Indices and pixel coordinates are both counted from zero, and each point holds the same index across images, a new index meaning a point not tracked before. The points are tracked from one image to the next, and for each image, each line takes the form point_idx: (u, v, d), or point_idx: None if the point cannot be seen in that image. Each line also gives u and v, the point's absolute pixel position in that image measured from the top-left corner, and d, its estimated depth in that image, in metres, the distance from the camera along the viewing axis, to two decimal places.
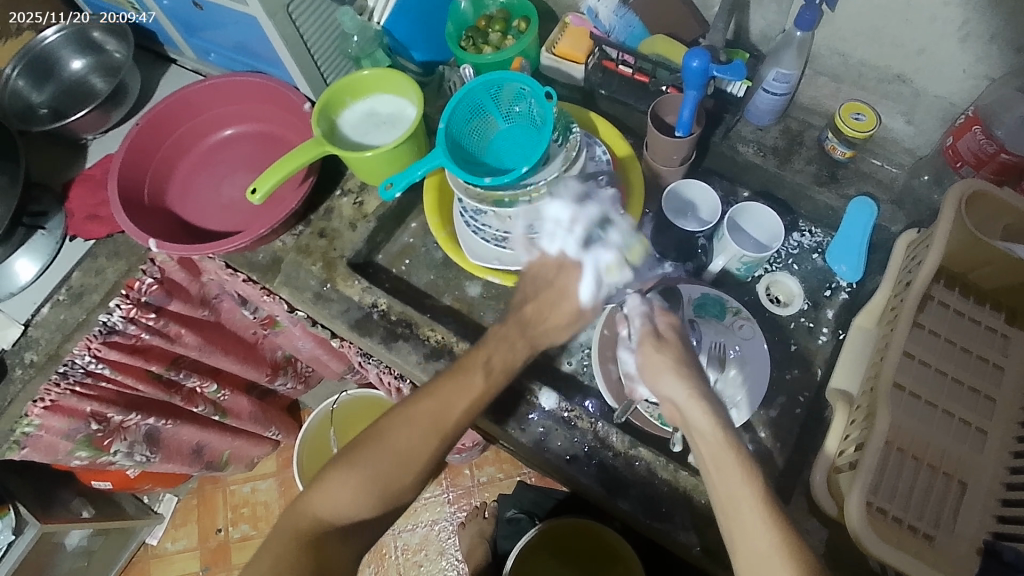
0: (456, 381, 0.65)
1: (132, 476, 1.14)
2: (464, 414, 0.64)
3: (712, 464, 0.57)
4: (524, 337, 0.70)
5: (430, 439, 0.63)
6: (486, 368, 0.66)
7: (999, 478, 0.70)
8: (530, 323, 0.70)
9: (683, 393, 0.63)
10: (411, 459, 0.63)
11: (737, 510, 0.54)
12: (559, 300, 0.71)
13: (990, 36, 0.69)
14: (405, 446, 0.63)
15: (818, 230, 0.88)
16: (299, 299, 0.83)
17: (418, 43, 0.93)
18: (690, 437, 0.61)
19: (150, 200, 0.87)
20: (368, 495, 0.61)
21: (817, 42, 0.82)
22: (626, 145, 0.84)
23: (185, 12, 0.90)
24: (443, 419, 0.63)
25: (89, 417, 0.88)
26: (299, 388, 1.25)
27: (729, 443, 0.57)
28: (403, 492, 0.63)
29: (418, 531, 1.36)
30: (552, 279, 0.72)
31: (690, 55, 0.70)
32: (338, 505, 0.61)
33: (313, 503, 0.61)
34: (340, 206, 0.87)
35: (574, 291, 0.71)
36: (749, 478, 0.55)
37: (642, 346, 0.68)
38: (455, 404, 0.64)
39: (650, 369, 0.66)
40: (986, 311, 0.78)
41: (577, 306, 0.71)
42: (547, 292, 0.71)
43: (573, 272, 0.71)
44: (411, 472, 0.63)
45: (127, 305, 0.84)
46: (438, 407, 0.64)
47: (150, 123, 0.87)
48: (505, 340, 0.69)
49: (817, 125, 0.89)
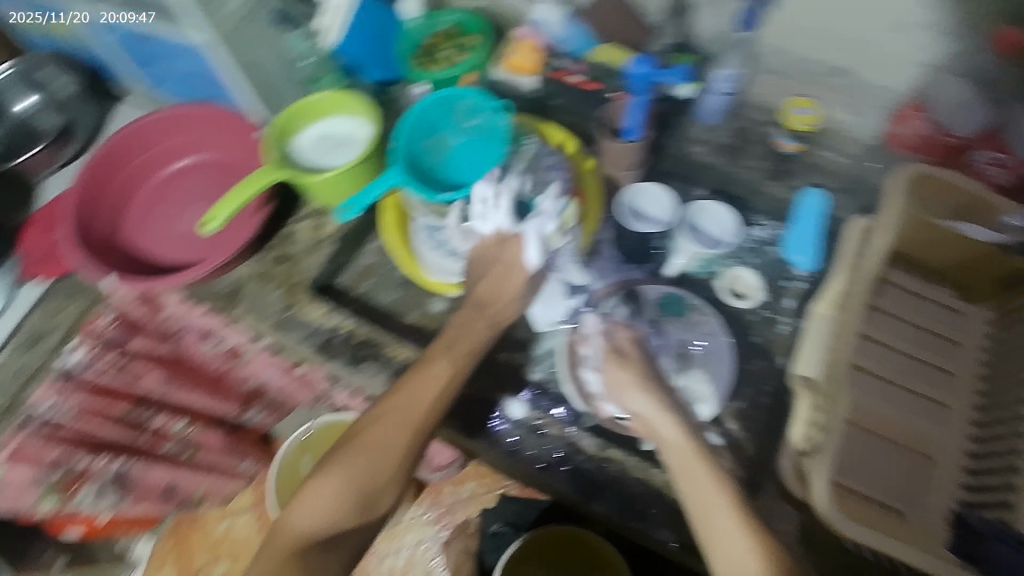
0: (419, 374, 0.66)
1: (103, 521, 1.11)
2: (431, 406, 0.65)
3: (682, 472, 0.62)
4: (484, 318, 0.71)
5: (402, 434, 0.65)
6: (449, 352, 0.68)
7: (963, 449, 0.73)
8: (484, 304, 0.72)
9: (653, 409, 0.65)
10: (383, 461, 0.64)
11: (711, 517, 0.59)
12: (507, 273, 0.71)
13: (931, 24, 0.73)
14: (378, 445, 0.64)
15: (768, 223, 0.87)
16: (261, 326, 0.82)
17: (370, 62, 0.89)
18: (659, 446, 0.64)
19: (105, 238, 0.86)
20: (348, 499, 0.63)
21: (762, 40, 0.84)
22: (579, 145, 0.84)
23: (127, 46, 0.87)
24: (413, 413, 0.65)
25: (52, 464, 0.88)
26: (270, 419, 1.20)
27: (697, 452, 0.62)
28: (382, 492, 0.65)
29: (403, 552, 1.35)
30: (498, 255, 0.72)
31: (637, 64, 0.77)
32: (320, 513, 0.62)
33: (296, 514, 0.63)
34: (298, 230, 0.88)
35: (520, 260, 0.71)
36: (720, 487, 0.60)
37: (606, 365, 0.70)
38: (422, 397, 0.65)
39: (616, 386, 0.68)
40: (939, 289, 0.81)
41: (526, 272, 0.71)
42: (496, 270, 0.71)
43: (515, 242, 0.71)
44: (387, 470, 0.64)
45: (86, 347, 0.86)
46: (403, 404, 0.65)
47: (100, 164, 0.88)
48: (466, 325, 0.71)
49: (767, 121, 0.91)
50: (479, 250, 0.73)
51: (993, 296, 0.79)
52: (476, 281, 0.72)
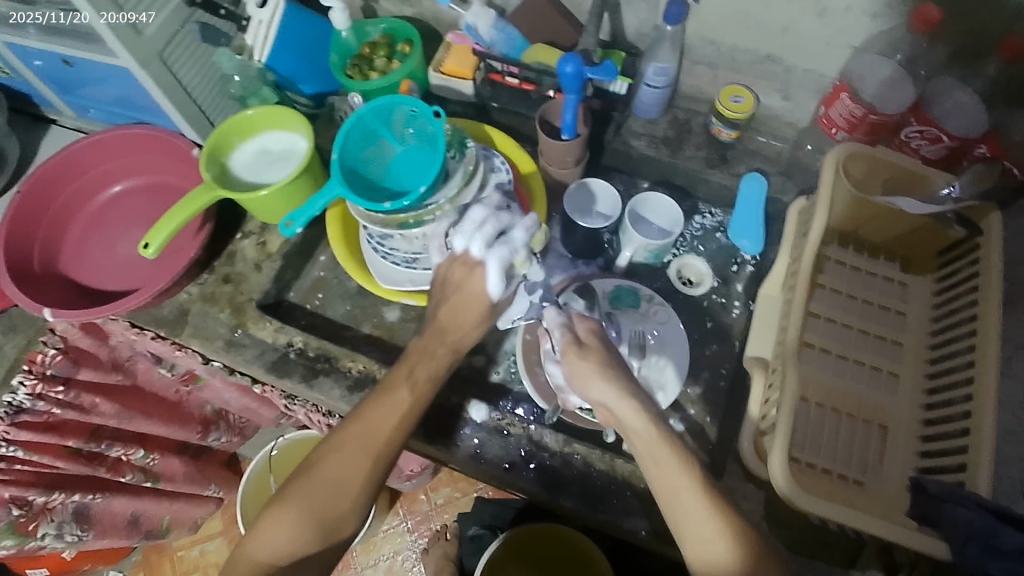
0: (382, 401, 0.65)
1: (67, 558, 1.08)
2: (395, 431, 0.64)
3: (649, 458, 0.59)
4: (445, 344, 0.67)
5: (361, 463, 0.63)
6: (410, 381, 0.66)
7: (916, 417, 0.74)
8: (447, 330, 0.67)
9: (612, 395, 0.62)
10: (345, 488, 0.63)
11: (678, 503, 0.57)
12: (469, 301, 0.66)
13: (846, 8, 0.74)
14: (337, 475, 0.63)
15: (717, 210, 0.91)
16: (210, 349, 0.81)
17: (306, 75, 0.92)
18: (629, 438, 0.62)
19: (42, 269, 0.84)
20: (306, 530, 0.61)
21: (690, 33, 0.86)
22: (530, 162, 0.86)
23: (57, 72, 0.86)
24: (372, 441, 0.63)
25: (9, 503, 0.82)
26: (235, 440, 1.19)
27: (664, 437, 0.59)
28: (342, 522, 0.63)
29: (382, 564, 1.33)
30: (462, 282, 0.67)
31: (564, 60, 0.72)
32: (278, 545, 0.61)
33: (253, 546, 0.62)
34: (242, 248, 0.86)
35: (482, 289, 0.65)
36: (685, 470, 0.58)
37: (565, 356, 0.66)
38: (383, 424, 0.64)
39: (580, 377, 0.64)
40: (881, 263, 0.83)
41: (488, 302, 0.66)
42: (457, 295, 0.66)
43: (478, 269, 0.66)
44: (347, 499, 0.63)
45: (31, 381, 0.79)
46: (366, 431, 0.64)
47: (32, 191, 0.83)
48: (426, 352, 0.67)
49: (702, 112, 0.94)
50: (442, 273, 0.68)
51: (934, 268, 0.81)
52: (437, 307, 0.67)
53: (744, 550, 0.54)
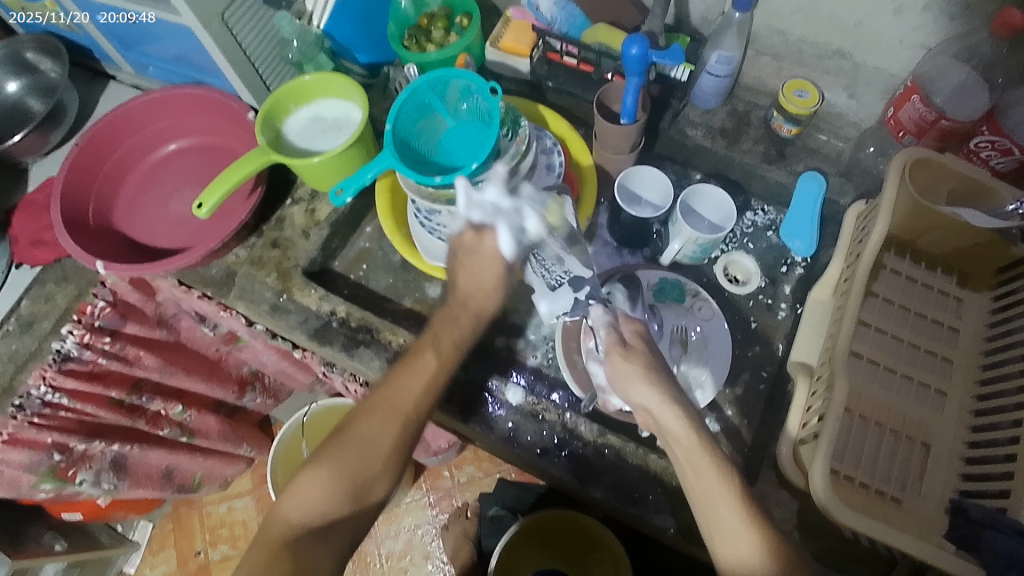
0: (410, 365, 0.66)
1: (102, 505, 1.11)
2: (422, 394, 0.65)
3: (688, 467, 0.57)
4: (467, 311, 0.71)
5: (390, 423, 0.64)
6: (435, 344, 0.68)
7: (961, 437, 0.72)
8: (468, 297, 0.71)
9: (654, 399, 0.60)
10: (376, 449, 0.63)
11: (715, 509, 0.55)
12: (479, 265, 0.71)
13: (925, 6, 0.70)
14: (370, 437, 0.63)
15: (770, 208, 0.90)
16: (255, 312, 0.82)
17: (362, 45, 0.92)
18: (664, 440, 0.60)
19: (97, 221, 0.85)
20: (338, 488, 0.61)
21: (757, 22, 0.83)
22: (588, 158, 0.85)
23: (119, 27, 0.87)
24: (402, 401, 0.64)
25: (51, 448, 0.84)
26: (268, 402, 1.23)
27: (704, 442, 0.58)
28: (374, 484, 0.63)
29: (401, 536, 1.35)
30: (471, 247, 0.71)
31: (629, 42, 0.70)
32: (310, 504, 0.60)
33: (285, 508, 0.60)
34: (291, 214, 0.87)
35: (491, 253, 0.70)
36: (725, 480, 0.56)
37: (609, 356, 0.65)
38: (411, 386, 0.65)
39: (620, 380, 0.63)
40: (938, 275, 0.80)
41: (501, 264, 0.70)
42: (469, 259, 0.71)
43: (487, 234, 0.71)
44: (378, 459, 0.63)
45: (80, 331, 0.82)
46: (393, 394, 0.64)
47: (91, 142, 0.85)
48: (449, 317, 0.70)
49: (762, 105, 0.91)
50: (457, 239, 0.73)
51: (992, 284, 0.78)
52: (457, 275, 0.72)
53: (770, 547, 0.53)
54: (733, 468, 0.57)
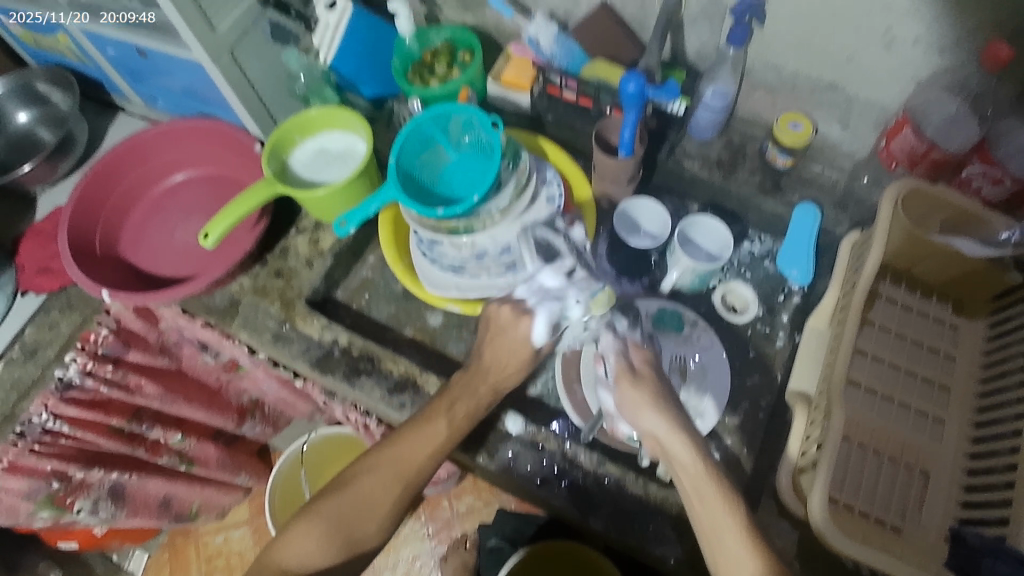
0: (417, 430, 0.68)
1: (98, 534, 1.10)
2: (426, 461, 0.68)
3: (694, 495, 0.58)
4: (487, 384, 0.71)
5: (391, 484, 0.67)
6: (449, 413, 0.69)
7: (960, 465, 0.72)
8: (490, 370, 0.71)
9: (662, 426, 0.61)
10: (374, 506, 0.67)
11: (718, 539, 0.56)
12: (512, 344, 0.71)
13: (915, 40, 0.72)
14: (366, 494, 0.67)
15: (767, 238, 0.91)
16: (257, 340, 0.83)
17: (366, 78, 0.93)
18: (671, 469, 0.61)
19: (102, 251, 0.87)
20: (331, 539, 0.66)
21: (751, 57, 0.85)
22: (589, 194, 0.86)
23: (129, 60, 0.89)
24: (402, 465, 0.68)
25: (50, 476, 0.83)
26: (267, 431, 1.23)
27: (711, 473, 0.58)
28: (365, 537, 0.67)
29: (399, 567, 1.34)
30: (506, 326, 0.71)
31: (627, 78, 0.73)
32: (305, 553, 0.65)
33: (280, 551, 0.66)
34: (295, 244, 0.89)
35: (527, 335, 0.70)
36: (731, 510, 0.57)
37: (618, 383, 0.65)
38: (417, 453, 0.68)
39: (630, 406, 0.64)
40: (933, 303, 0.81)
41: (532, 349, 0.71)
42: (500, 337, 0.71)
43: (525, 316, 0.71)
44: (372, 515, 0.67)
45: (83, 358, 0.82)
46: (398, 456, 0.68)
47: (99, 174, 0.87)
48: (468, 388, 0.70)
49: (758, 136, 0.93)
50: (489, 313, 0.73)
51: (987, 312, 0.79)
52: (483, 351, 0.71)
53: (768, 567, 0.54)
54: (735, 492, 0.58)
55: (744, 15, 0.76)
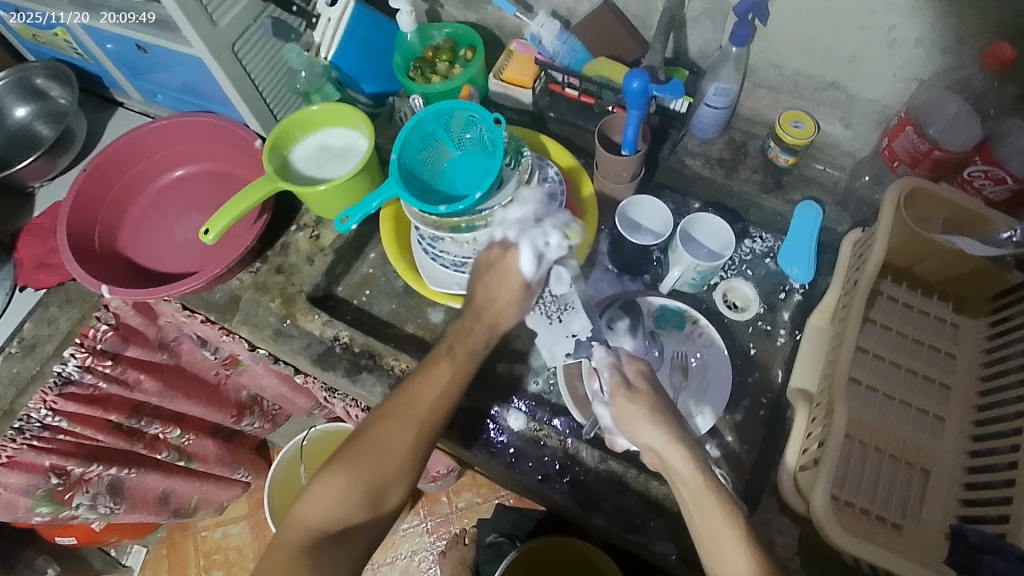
0: (424, 373, 0.64)
1: (97, 529, 1.10)
2: (438, 402, 0.63)
3: (695, 509, 0.56)
4: (481, 322, 0.67)
5: (406, 430, 0.62)
6: (450, 353, 0.65)
7: (961, 463, 0.72)
8: (485, 308, 0.67)
9: (660, 439, 0.59)
10: (392, 455, 0.62)
11: (718, 552, 0.54)
12: (503, 279, 0.66)
13: (917, 40, 0.72)
14: (384, 445, 0.62)
15: (768, 235, 0.90)
16: (258, 336, 0.83)
17: (367, 75, 0.94)
18: (671, 481, 0.58)
19: (102, 246, 0.86)
20: (354, 497, 0.61)
21: (754, 56, 0.85)
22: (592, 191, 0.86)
23: (128, 55, 0.89)
24: (417, 411, 0.63)
25: (49, 471, 0.83)
26: (266, 427, 1.23)
27: (711, 484, 0.56)
28: (387, 491, 0.63)
29: (399, 563, 1.34)
30: (495, 263, 0.67)
31: (630, 76, 0.72)
32: (327, 509, 0.60)
33: (301, 512, 0.61)
34: (296, 240, 0.88)
35: (515, 268, 0.66)
36: (731, 521, 0.54)
37: (613, 398, 0.63)
38: (427, 395, 0.63)
39: (626, 420, 0.61)
40: (934, 302, 0.81)
41: (522, 283, 0.66)
42: (492, 273, 0.67)
43: (510, 251, 0.66)
44: (393, 469, 0.62)
45: (82, 354, 0.81)
46: (408, 399, 0.63)
47: (98, 168, 0.86)
48: (464, 330, 0.66)
49: (760, 135, 0.93)
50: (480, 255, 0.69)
51: (988, 311, 0.79)
52: (472, 290, 0.67)
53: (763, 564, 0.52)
54: (737, 503, 0.56)
55: (746, 14, 0.76)
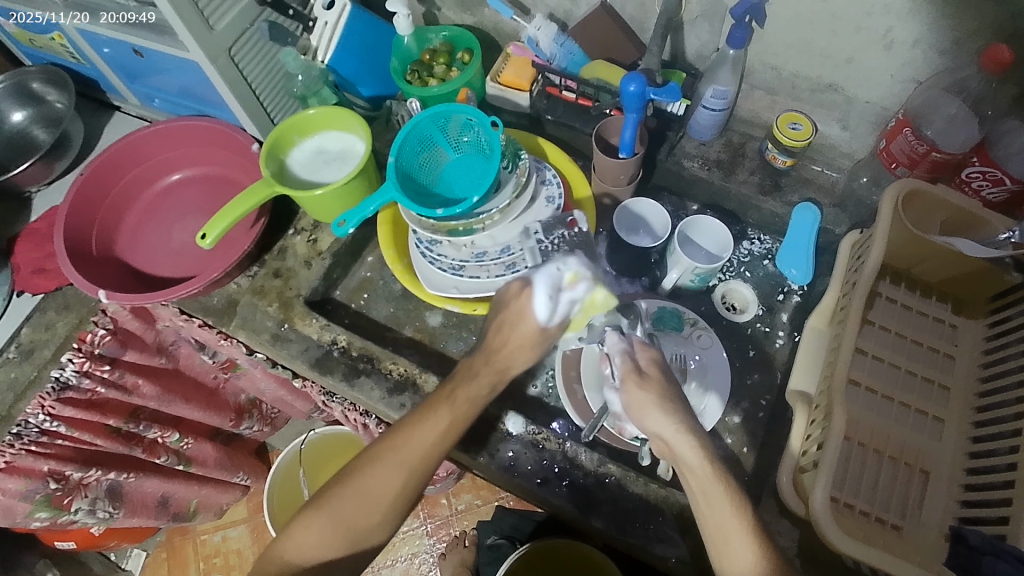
0: (420, 419, 0.63)
1: (96, 533, 1.10)
2: (430, 451, 0.62)
3: (703, 501, 0.56)
4: (489, 367, 0.65)
5: (394, 477, 0.62)
6: (451, 399, 0.63)
7: (960, 464, 0.72)
8: (496, 351, 0.65)
9: (670, 426, 0.58)
10: (377, 501, 0.62)
11: (728, 543, 0.54)
12: (516, 323, 0.65)
13: (914, 42, 0.72)
14: (372, 489, 0.61)
15: (767, 237, 0.90)
16: (257, 341, 0.82)
17: (365, 78, 0.94)
18: (680, 472, 0.58)
19: (99, 252, 0.86)
20: (337, 537, 0.61)
21: (751, 58, 0.85)
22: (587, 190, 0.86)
23: (125, 59, 0.89)
24: (409, 457, 0.62)
25: (47, 476, 0.82)
26: (265, 430, 1.23)
27: (721, 475, 0.56)
28: (372, 534, 0.62)
29: (398, 565, 1.34)
30: (508, 305, 0.66)
31: (628, 79, 0.72)
32: (307, 546, 0.61)
33: (287, 547, 0.62)
34: (294, 244, 0.88)
35: (530, 312, 0.65)
36: (739, 512, 0.54)
37: (624, 385, 0.62)
38: (420, 442, 0.62)
39: (635, 407, 0.61)
40: (932, 303, 0.81)
41: (535, 327, 0.65)
42: (504, 315, 0.66)
43: (527, 291, 0.66)
44: (380, 513, 0.62)
45: (80, 359, 0.80)
46: (401, 446, 0.62)
47: (95, 174, 0.86)
48: (470, 373, 0.65)
49: (757, 136, 0.93)
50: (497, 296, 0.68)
51: (987, 312, 0.78)
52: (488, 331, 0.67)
53: (770, 562, 0.52)
54: (746, 494, 0.56)
55: (743, 16, 0.76)
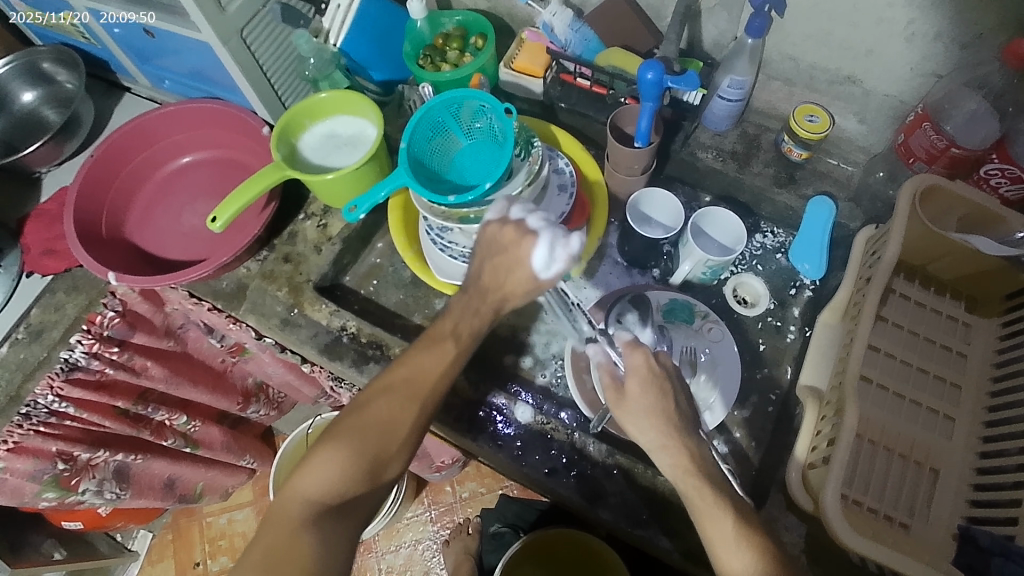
0: (428, 349, 0.62)
1: (103, 513, 1.10)
2: (441, 379, 0.61)
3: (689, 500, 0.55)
4: (486, 303, 0.63)
5: (410, 405, 0.59)
6: (454, 335, 0.62)
7: (969, 463, 0.71)
8: (489, 289, 0.63)
9: (653, 440, 0.57)
10: (394, 429, 0.59)
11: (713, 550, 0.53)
12: (512, 267, 0.62)
13: (936, 35, 0.71)
14: (383, 418, 0.59)
15: (779, 230, 0.89)
16: (265, 325, 0.82)
17: (375, 62, 0.94)
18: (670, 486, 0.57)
19: (108, 233, 0.86)
20: (353, 472, 0.57)
21: (769, 48, 0.84)
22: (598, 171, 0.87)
23: (135, 40, 0.88)
24: (423, 383, 0.60)
25: (56, 457, 0.82)
26: (272, 414, 1.24)
27: (713, 480, 0.55)
28: (388, 465, 0.59)
29: (402, 551, 1.34)
30: (508, 246, 0.62)
31: (645, 67, 0.71)
32: (326, 483, 0.56)
33: (299, 489, 0.56)
34: (304, 229, 0.88)
35: (527, 260, 0.61)
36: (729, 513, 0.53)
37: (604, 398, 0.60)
38: (433, 368, 0.61)
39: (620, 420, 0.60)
40: (946, 301, 0.80)
41: (529, 274, 0.61)
42: (502, 256, 0.63)
43: (528, 239, 0.61)
44: (396, 441, 0.59)
45: (89, 340, 0.80)
46: (413, 374, 0.61)
47: (106, 155, 0.86)
48: (469, 308, 0.63)
49: (773, 128, 0.92)
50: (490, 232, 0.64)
51: (1000, 311, 0.78)
52: (481, 269, 0.64)
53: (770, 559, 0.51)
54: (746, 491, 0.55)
55: (763, 5, 0.75)
